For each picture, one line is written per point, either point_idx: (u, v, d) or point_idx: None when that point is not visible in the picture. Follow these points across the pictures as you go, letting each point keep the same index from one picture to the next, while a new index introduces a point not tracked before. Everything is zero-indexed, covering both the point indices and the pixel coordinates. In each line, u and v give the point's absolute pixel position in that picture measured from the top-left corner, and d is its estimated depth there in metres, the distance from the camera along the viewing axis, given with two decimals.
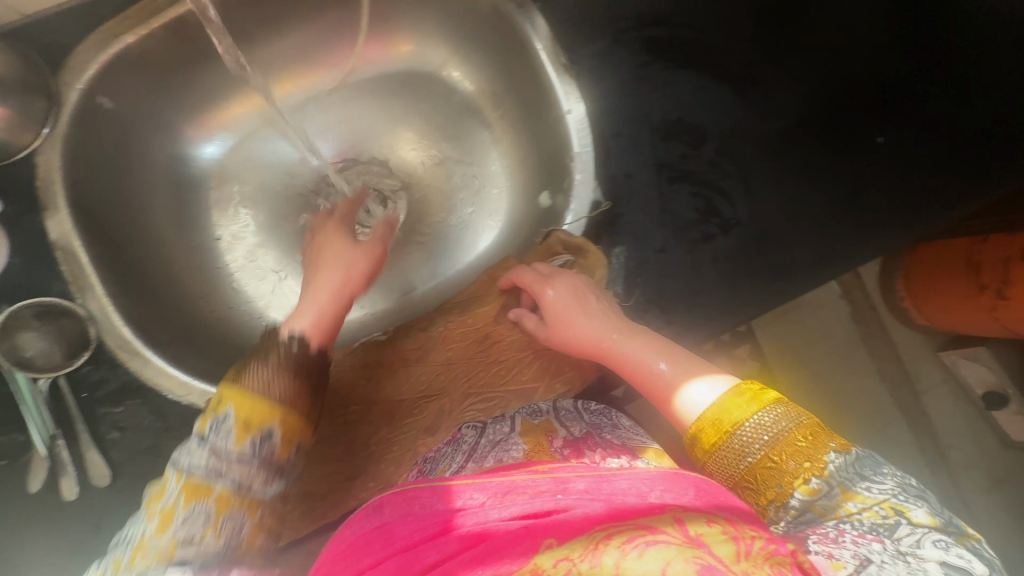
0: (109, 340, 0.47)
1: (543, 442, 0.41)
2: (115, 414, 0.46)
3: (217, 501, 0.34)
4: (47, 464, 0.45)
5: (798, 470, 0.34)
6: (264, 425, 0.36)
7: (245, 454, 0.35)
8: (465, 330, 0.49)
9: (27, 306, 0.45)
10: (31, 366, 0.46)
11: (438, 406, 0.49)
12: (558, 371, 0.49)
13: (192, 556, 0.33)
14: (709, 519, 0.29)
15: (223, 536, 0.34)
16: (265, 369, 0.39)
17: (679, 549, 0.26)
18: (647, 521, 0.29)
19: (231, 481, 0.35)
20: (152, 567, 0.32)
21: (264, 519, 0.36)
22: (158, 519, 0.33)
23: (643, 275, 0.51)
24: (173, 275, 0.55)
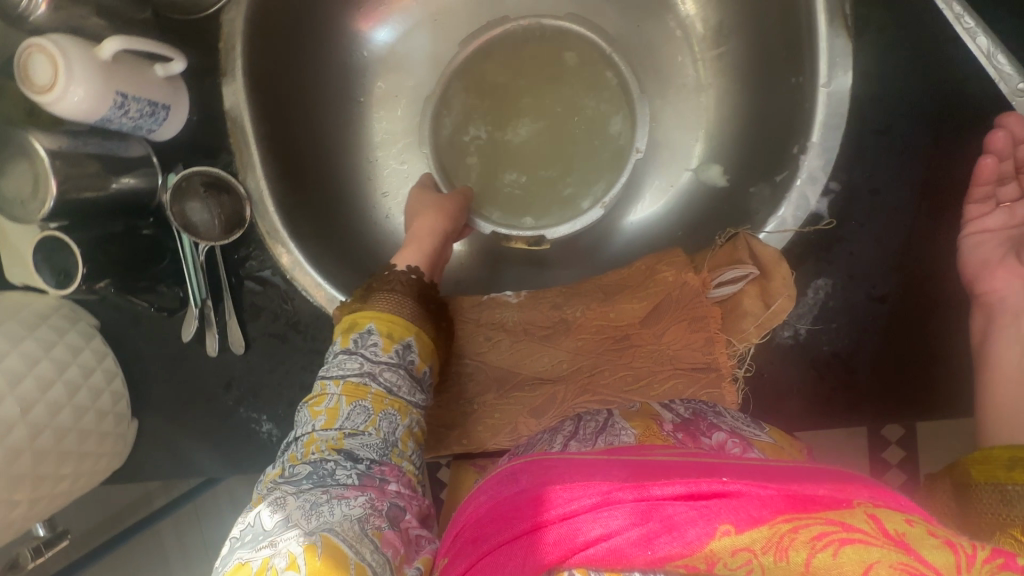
0: (262, 225, 0.71)
1: (652, 426, 0.55)
2: (250, 286, 0.73)
3: (373, 399, 0.56)
4: (196, 319, 0.72)
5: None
6: (364, 327, 0.59)
7: (393, 360, 0.58)
8: (547, 314, 0.65)
9: (199, 178, 0.67)
10: (190, 230, 0.68)
11: (455, 348, 0.68)
12: (520, 348, 0.66)
13: (357, 438, 0.54)
14: (737, 550, 0.37)
15: (381, 429, 0.55)
16: (380, 290, 0.63)
17: (879, 550, 0.35)
18: (842, 518, 0.37)
19: (381, 384, 0.57)
20: (327, 448, 0.53)
21: (411, 424, 0.58)
22: (326, 416, 0.56)
23: (590, 285, 0.66)
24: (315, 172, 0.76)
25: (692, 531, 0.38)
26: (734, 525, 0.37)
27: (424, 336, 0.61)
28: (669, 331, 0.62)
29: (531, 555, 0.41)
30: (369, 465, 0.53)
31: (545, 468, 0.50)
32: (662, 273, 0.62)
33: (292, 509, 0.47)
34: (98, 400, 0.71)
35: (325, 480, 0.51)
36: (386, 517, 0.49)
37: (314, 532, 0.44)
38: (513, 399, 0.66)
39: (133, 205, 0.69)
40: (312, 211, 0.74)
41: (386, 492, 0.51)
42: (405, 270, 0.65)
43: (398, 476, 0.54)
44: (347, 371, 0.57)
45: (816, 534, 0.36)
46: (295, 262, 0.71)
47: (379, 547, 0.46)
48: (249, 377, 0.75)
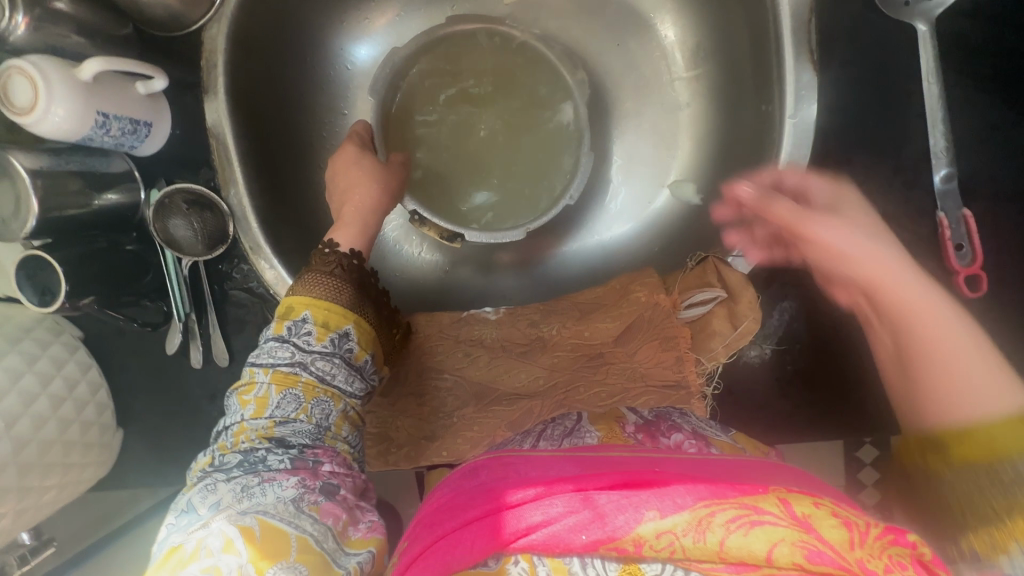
0: (245, 241, 0.71)
1: (614, 428, 0.58)
2: (235, 299, 0.74)
3: (304, 388, 0.54)
4: (180, 332, 0.73)
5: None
6: (299, 313, 0.56)
7: (326, 347, 0.56)
8: (524, 331, 0.67)
9: (180, 196, 0.68)
10: (173, 246, 0.69)
11: (435, 366, 0.69)
12: (498, 365, 0.68)
13: (288, 426, 0.53)
14: (662, 532, 0.42)
15: (313, 416, 0.54)
16: (313, 274, 0.59)
17: (782, 529, 0.41)
18: (758, 503, 0.43)
19: (313, 373, 0.55)
20: (257, 437, 0.52)
21: (347, 410, 0.57)
22: (257, 404, 0.53)
23: (568, 304, 0.68)
24: (299, 188, 0.77)
25: (623, 516, 0.44)
26: (660, 511, 0.43)
27: (361, 322, 0.59)
28: (640, 350, 0.64)
29: (486, 538, 0.45)
30: (301, 449, 0.52)
31: (503, 465, 0.55)
32: (635, 294, 0.64)
33: (225, 492, 0.48)
34: (83, 411, 0.72)
35: (256, 466, 0.50)
36: (320, 492, 0.49)
37: (246, 515, 0.45)
38: (489, 413, 0.68)
39: (115, 220, 0.69)
40: (294, 225, 0.75)
41: (319, 473, 0.51)
42: (347, 253, 0.62)
43: (333, 456, 0.53)
44: (277, 360, 0.55)
45: (730, 517, 0.42)
46: (277, 276, 0.71)
47: (319, 521, 0.47)
48: (232, 388, 0.76)
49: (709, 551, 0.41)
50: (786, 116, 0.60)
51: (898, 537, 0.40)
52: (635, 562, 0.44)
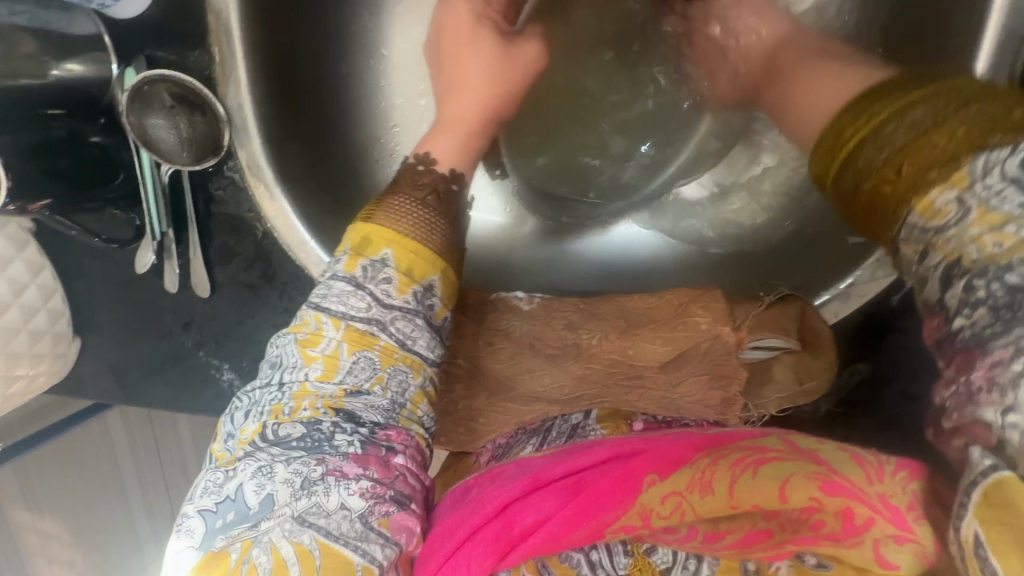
0: (242, 155, 0.58)
1: (621, 424, 0.55)
2: (223, 222, 0.62)
3: (381, 353, 0.42)
4: (153, 250, 0.61)
5: (918, 175, 0.34)
6: (375, 253, 0.44)
7: (410, 303, 0.44)
8: (560, 334, 0.60)
9: (166, 85, 0.53)
10: (148, 145, 0.55)
11: (461, 354, 0.60)
12: (520, 361, 0.60)
13: (359, 399, 0.41)
14: (667, 496, 0.36)
15: (388, 390, 0.42)
16: (399, 200, 0.47)
17: (795, 465, 0.35)
18: (757, 444, 0.37)
19: (394, 335, 0.43)
20: (322, 407, 0.40)
21: (425, 383, 0.44)
22: (325, 366, 0.41)
23: (610, 304, 0.61)
24: (321, 98, 0.63)
25: (624, 493, 0.36)
26: (659, 474, 0.37)
27: (450, 274, 0.47)
28: (683, 381, 0.57)
29: (484, 554, 0.36)
30: (372, 430, 0.40)
31: (494, 477, 0.44)
32: (695, 317, 0.57)
33: (280, 488, 0.37)
34: (33, 320, 0.62)
35: (320, 447, 0.38)
36: (393, 498, 0.38)
37: (304, 529, 0.36)
38: (500, 409, 0.59)
39: (80, 104, 0.55)
40: (308, 145, 0.61)
41: (391, 468, 0.39)
42: (444, 175, 0.51)
43: (409, 441, 0.41)
44: (350, 310, 0.42)
45: (732, 462, 0.36)
46: (279, 209, 0.60)
47: (390, 541, 0.37)
48: (212, 322, 0.66)
49: (720, 507, 0.35)
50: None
51: (911, 474, 0.34)
52: (641, 554, 0.40)
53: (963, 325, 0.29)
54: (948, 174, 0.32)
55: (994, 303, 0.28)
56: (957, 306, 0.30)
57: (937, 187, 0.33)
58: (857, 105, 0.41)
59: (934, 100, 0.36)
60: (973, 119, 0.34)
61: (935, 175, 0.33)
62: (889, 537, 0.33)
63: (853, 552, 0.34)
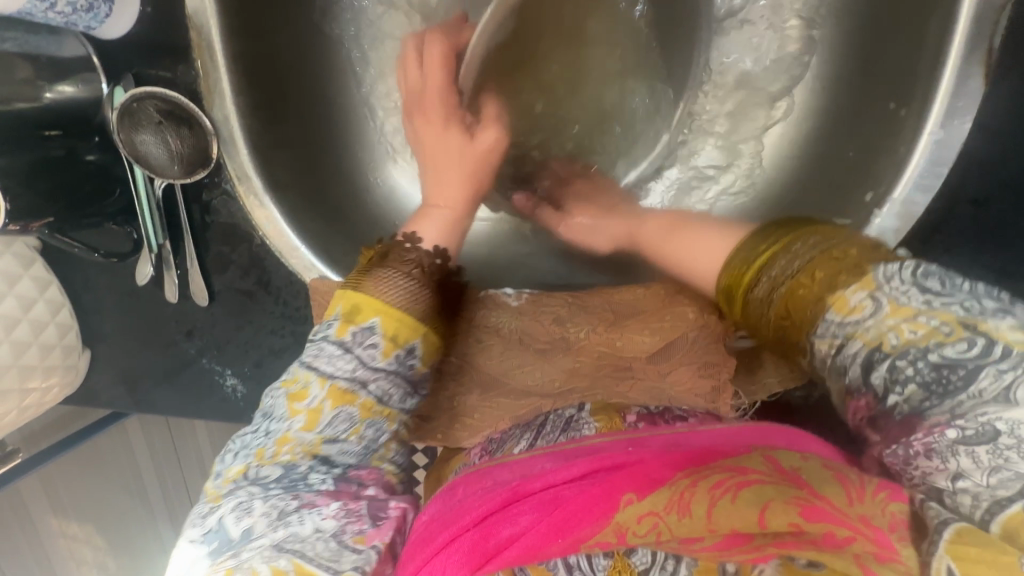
0: (230, 166, 0.60)
1: (615, 417, 0.51)
2: (217, 232, 0.63)
3: (360, 406, 0.44)
4: (152, 263, 0.63)
5: (830, 278, 0.38)
6: (364, 321, 0.45)
7: (393, 366, 0.45)
8: (549, 329, 0.60)
9: (154, 102, 0.55)
10: (139, 160, 0.57)
11: (452, 355, 0.60)
12: (511, 355, 0.61)
13: (335, 446, 0.44)
14: (643, 516, 0.34)
15: (363, 439, 0.45)
16: (383, 273, 0.47)
17: (779, 488, 0.32)
18: (740, 464, 0.35)
19: (372, 393, 0.44)
20: (299, 453, 0.43)
21: (400, 424, 0.47)
22: (306, 418, 0.43)
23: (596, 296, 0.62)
24: (307, 107, 0.65)
25: (601, 510, 0.35)
26: (637, 494, 0.35)
27: (434, 338, 0.48)
28: (673, 371, 0.58)
29: (457, 564, 0.36)
30: (345, 470, 0.43)
31: (480, 475, 0.45)
32: (682, 307, 0.57)
33: (259, 518, 0.39)
34: (43, 334, 0.64)
35: (297, 484, 0.41)
36: (367, 517, 0.41)
37: (281, 554, 0.37)
38: (494, 405, 0.60)
39: (74, 124, 0.58)
40: (296, 153, 0.63)
41: (361, 500, 0.42)
42: (429, 252, 0.52)
43: (380, 478, 0.45)
44: (336, 370, 0.44)
45: (712, 484, 0.33)
46: (270, 217, 0.61)
47: (366, 573, 0.38)
48: (213, 331, 0.68)
49: (698, 530, 0.33)
50: (921, 130, 0.51)
51: (892, 494, 0.30)
52: (622, 555, 0.38)
53: (897, 401, 0.33)
54: (862, 277, 0.36)
55: (921, 379, 0.32)
56: (887, 384, 0.33)
57: (849, 285, 0.36)
58: (750, 246, 0.47)
59: (820, 232, 0.42)
60: (860, 246, 0.39)
61: (845, 278, 0.37)
62: (871, 554, 0.29)
63: (838, 563, 0.30)
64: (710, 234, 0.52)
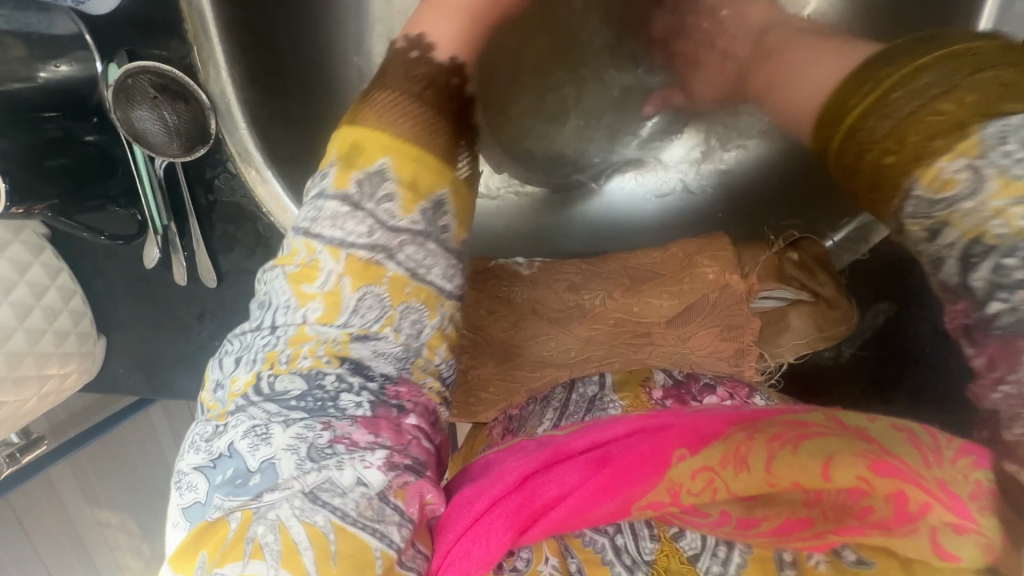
0: (229, 141, 0.58)
1: (642, 394, 0.51)
2: (221, 212, 0.62)
3: (389, 283, 0.39)
4: (158, 246, 0.63)
5: (922, 144, 0.34)
6: (372, 162, 0.41)
7: (416, 220, 0.41)
8: (563, 296, 0.58)
9: (147, 77, 0.54)
10: (138, 139, 0.56)
11: (463, 328, 0.59)
12: (524, 326, 0.58)
13: (366, 345, 0.39)
14: (697, 472, 0.34)
15: (402, 326, 0.40)
16: (377, 116, 0.44)
17: (852, 443, 0.33)
18: (799, 419, 0.35)
19: (402, 264, 0.40)
20: (326, 352, 0.38)
21: (444, 320, 0.41)
22: (325, 305, 0.39)
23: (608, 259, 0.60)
24: (304, 77, 0.62)
25: (650, 468, 0.34)
26: (689, 449, 0.35)
27: (456, 186, 0.44)
28: (695, 335, 0.55)
29: (505, 529, 0.33)
30: (381, 383, 0.38)
31: (518, 446, 0.41)
32: (701, 267, 0.55)
33: (284, 453, 0.34)
34: (57, 321, 0.64)
35: (326, 409, 0.36)
36: (409, 470, 0.36)
37: (316, 508, 0.33)
38: (510, 376, 0.58)
39: (72, 105, 0.57)
40: (296, 124, 0.61)
41: (403, 434, 0.37)
42: (443, 65, 0.50)
43: (419, 400, 0.39)
44: (348, 234, 0.39)
45: (772, 439, 0.34)
46: (272, 191, 0.60)
47: (405, 516, 0.34)
48: (225, 312, 0.68)
49: (756, 484, 0.33)
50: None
51: (976, 460, 0.31)
52: (669, 539, 0.38)
53: (1000, 311, 0.31)
54: (956, 139, 0.32)
55: None
56: (990, 290, 0.31)
57: (942, 155, 0.33)
58: (857, 76, 0.40)
59: (948, 60, 0.35)
60: (980, 87, 0.33)
61: (942, 143, 0.33)
62: (947, 526, 0.30)
63: (906, 542, 0.32)
64: (805, 78, 0.47)
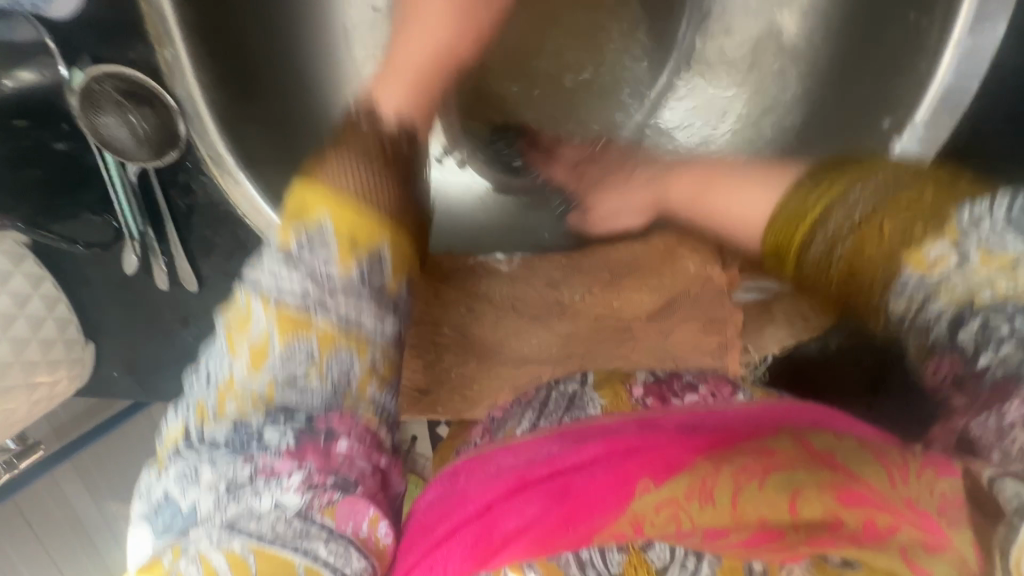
0: (200, 146, 0.57)
1: (621, 393, 0.48)
2: (196, 217, 0.62)
3: (316, 337, 0.42)
4: (136, 253, 0.62)
5: (908, 229, 0.41)
6: (312, 220, 0.43)
7: (349, 274, 0.43)
8: (542, 293, 0.58)
9: (109, 81, 0.54)
10: (107, 146, 0.56)
11: (443, 327, 0.58)
12: (504, 323, 0.58)
13: (292, 391, 0.41)
14: (661, 504, 0.35)
15: (330, 375, 0.42)
16: (339, 163, 0.47)
17: (811, 471, 0.34)
18: (766, 445, 0.36)
19: (333, 315, 0.42)
20: (256, 399, 0.41)
21: (374, 363, 0.43)
22: (252, 356, 0.41)
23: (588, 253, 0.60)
24: (276, 76, 0.62)
25: (614, 498, 0.35)
26: (654, 478, 0.35)
27: (397, 237, 0.46)
28: (677, 330, 0.54)
29: (459, 560, 0.35)
30: (309, 420, 0.41)
31: (482, 460, 0.43)
32: (683, 260, 0.55)
33: (208, 493, 0.38)
34: (40, 329, 0.65)
35: (249, 446, 0.39)
36: (337, 488, 0.39)
37: (234, 536, 0.36)
38: (492, 375, 0.57)
39: (39, 112, 0.57)
40: (269, 124, 0.60)
41: (332, 458, 0.40)
42: (393, 132, 0.54)
43: (353, 427, 0.42)
44: (283, 289, 0.42)
45: (738, 469, 0.35)
46: (246, 195, 0.58)
47: (335, 534, 0.38)
48: (208, 316, 0.68)
49: (722, 518, 0.34)
50: (948, 37, 0.51)
51: (940, 471, 0.33)
52: (638, 551, 0.38)
53: (989, 364, 0.37)
54: (944, 229, 0.40)
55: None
56: (979, 348, 0.37)
57: (927, 240, 0.40)
58: (798, 195, 0.50)
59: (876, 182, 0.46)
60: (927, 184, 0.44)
61: (924, 229, 0.41)
62: (918, 545, 0.32)
63: (879, 555, 0.33)
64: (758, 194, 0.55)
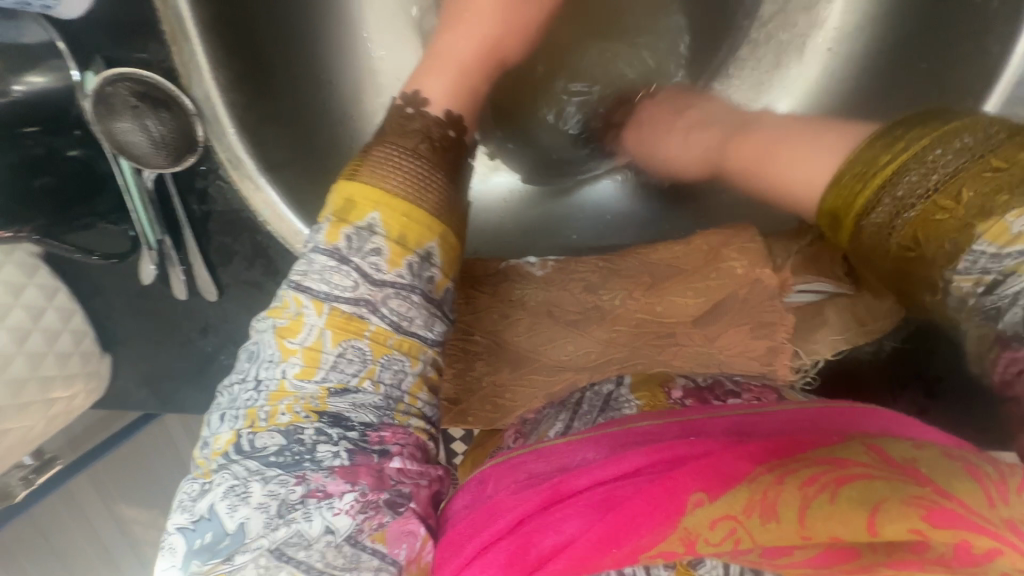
0: (217, 149, 0.55)
1: (660, 395, 0.46)
2: (214, 223, 0.59)
3: (371, 342, 0.39)
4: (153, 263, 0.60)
5: (979, 199, 0.36)
6: (363, 218, 0.41)
7: (406, 275, 0.40)
8: (579, 298, 0.55)
9: (124, 84, 0.50)
10: (122, 152, 0.53)
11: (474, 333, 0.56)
12: (537, 330, 0.55)
13: (344, 401, 0.39)
14: (717, 520, 0.31)
15: (381, 386, 0.40)
16: (380, 157, 0.44)
17: (893, 485, 0.28)
18: (837, 453, 0.31)
19: (388, 318, 0.40)
20: (305, 410, 0.38)
21: (424, 368, 0.42)
22: (304, 364, 0.39)
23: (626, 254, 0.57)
24: (295, 75, 0.59)
25: (662, 515, 0.31)
26: (708, 494, 0.31)
27: (449, 237, 0.44)
28: (723, 334, 0.52)
29: None
30: (362, 432, 0.38)
31: (511, 464, 0.38)
32: (728, 261, 0.52)
33: (255, 514, 0.35)
34: (56, 342, 0.62)
35: (302, 463, 0.36)
36: (388, 509, 0.37)
37: (282, 565, 0.34)
38: (526, 383, 0.54)
39: (50, 119, 0.54)
40: (288, 126, 0.58)
41: (385, 478, 0.38)
42: (439, 119, 0.50)
43: (405, 442, 0.39)
44: (334, 291, 0.39)
45: (805, 480, 0.30)
46: (267, 200, 0.57)
47: (387, 559, 0.36)
48: (226, 325, 0.65)
49: (787, 537, 0.30)
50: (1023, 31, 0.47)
51: None
52: (686, 567, 0.36)
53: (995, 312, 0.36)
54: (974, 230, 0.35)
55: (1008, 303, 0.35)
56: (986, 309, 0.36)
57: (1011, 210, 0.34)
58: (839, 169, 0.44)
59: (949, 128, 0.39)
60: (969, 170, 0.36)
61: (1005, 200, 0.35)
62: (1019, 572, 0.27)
63: None
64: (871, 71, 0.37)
